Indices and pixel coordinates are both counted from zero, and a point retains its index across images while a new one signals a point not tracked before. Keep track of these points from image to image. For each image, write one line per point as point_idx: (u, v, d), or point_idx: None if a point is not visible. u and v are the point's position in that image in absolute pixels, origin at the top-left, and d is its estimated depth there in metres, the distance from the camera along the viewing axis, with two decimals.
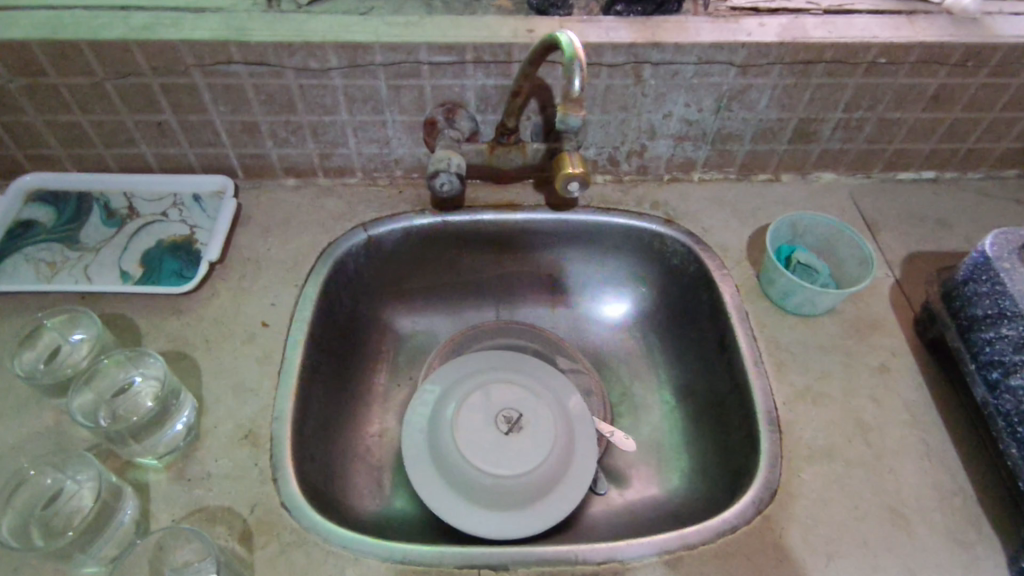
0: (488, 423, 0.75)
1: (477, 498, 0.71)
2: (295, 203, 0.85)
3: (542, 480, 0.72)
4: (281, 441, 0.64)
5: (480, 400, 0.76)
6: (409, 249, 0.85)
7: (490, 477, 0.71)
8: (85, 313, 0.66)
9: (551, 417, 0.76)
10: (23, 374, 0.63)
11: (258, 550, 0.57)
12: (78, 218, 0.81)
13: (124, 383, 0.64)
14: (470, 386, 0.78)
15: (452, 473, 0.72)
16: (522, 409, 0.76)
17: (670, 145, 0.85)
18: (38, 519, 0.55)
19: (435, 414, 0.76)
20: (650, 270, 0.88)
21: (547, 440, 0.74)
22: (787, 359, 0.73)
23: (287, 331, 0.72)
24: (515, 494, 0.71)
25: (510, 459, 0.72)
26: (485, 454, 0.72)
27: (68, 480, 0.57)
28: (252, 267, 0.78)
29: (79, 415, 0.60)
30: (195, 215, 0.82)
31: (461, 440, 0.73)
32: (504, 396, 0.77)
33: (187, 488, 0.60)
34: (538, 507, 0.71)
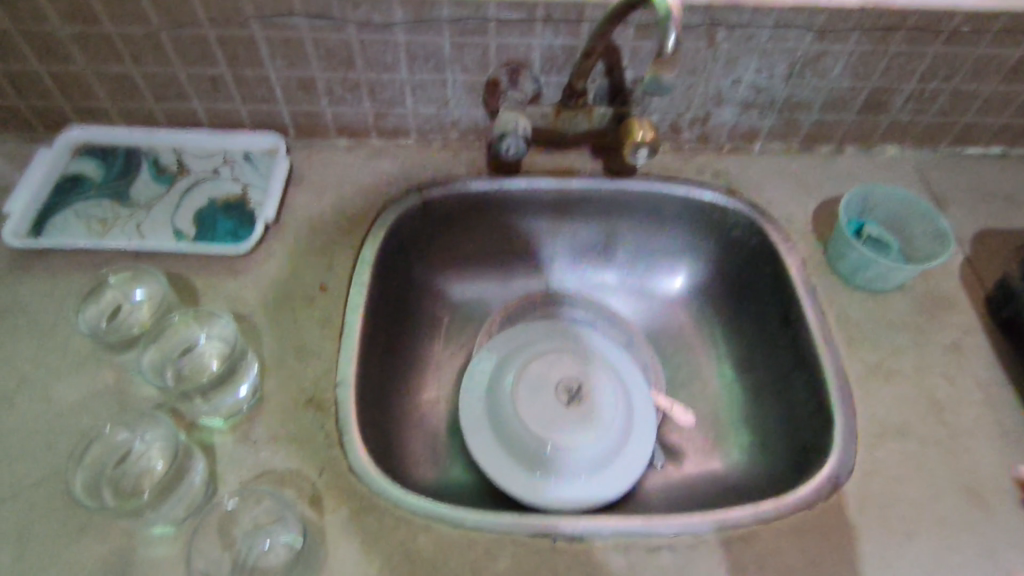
0: (547, 394, 0.74)
1: (534, 468, 0.70)
2: (346, 164, 0.83)
3: (602, 453, 0.71)
4: (345, 405, 0.63)
5: (540, 369, 0.75)
6: (464, 215, 0.83)
7: (549, 447, 0.70)
8: (149, 270, 0.67)
9: (610, 389, 0.75)
10: (88, 331, 0.64)
11: (328, 514, 0.56)
12: (127, 175, 0.80)
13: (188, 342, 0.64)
14: (530, 355, 0.77)
15: (512, 443, 0.71)
16: (582, 380, 0.75)
17: (735, 112, 0.82)
18: (110, 479, 0.55)
19: (494, 384, 0.75)
20: (708, 243, 0.85)
21: (606, 413, 0.73)
22: (858, 335, 0.71)
23: (346, 295, 0.71)
24: (573, 466, 0.70)
25: (569, 430, 0.71)
26: (545, 424, 0.71)
27: (137, 440, 0.57)
28: (307, 228, 0.76)
29: (147, 372, 0.60)
30: (247, 173, 0.80)
31: (521, 410, 0.72)
32: (563, 366, 0.76)
33: (254, 450, 0.59)
34: (596, 479, 0.70)
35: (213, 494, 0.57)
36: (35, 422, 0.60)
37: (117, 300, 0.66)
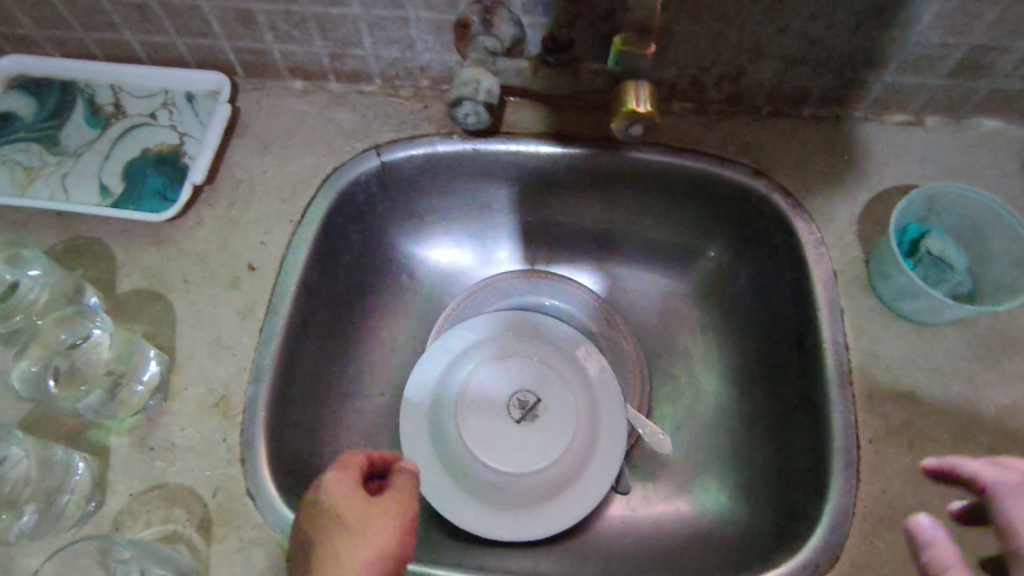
0: (499, 407, 0.65)
1: (474, 492, 0.62)
2: (299, 112, 0.71)
3: (554, 480, 0.62)
4: (253, 414, 0.56)
5: (495, 377, 0.66)
6: (431, 179, 0.70)
7: (492, 470, 0.62)
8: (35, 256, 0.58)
9: (574, 408, 0.65)
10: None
11: (216, 543, 0.51)
12: (59, 114, 0.70)
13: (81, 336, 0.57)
14: (487, 357, 0.67)
15: (451, 460, 0.63)
16: (541, 394, 0.65)
17: (779, 69, 0.64)
18: None
19: (440, 386, 0.66)
20: (722, 231, 0.70)
21: (564, 433, 0.63)
22: (887, 382, 0.56)
23: (275, 277, 0.62)
24: (518, 493, 0.61)
25: (518, 453, 0.62)
26: (491, 443, 0.63)
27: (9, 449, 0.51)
28: (244, 192, 0.66)
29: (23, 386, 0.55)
30: (186, 120, 0.69)
31: (466, 423, 0.64)
32: (522, 373, 0.66)
33: (148, 459, 0.54)
34: (544, 510, 0.61)
35: (98, 507, 0.52)
36: None
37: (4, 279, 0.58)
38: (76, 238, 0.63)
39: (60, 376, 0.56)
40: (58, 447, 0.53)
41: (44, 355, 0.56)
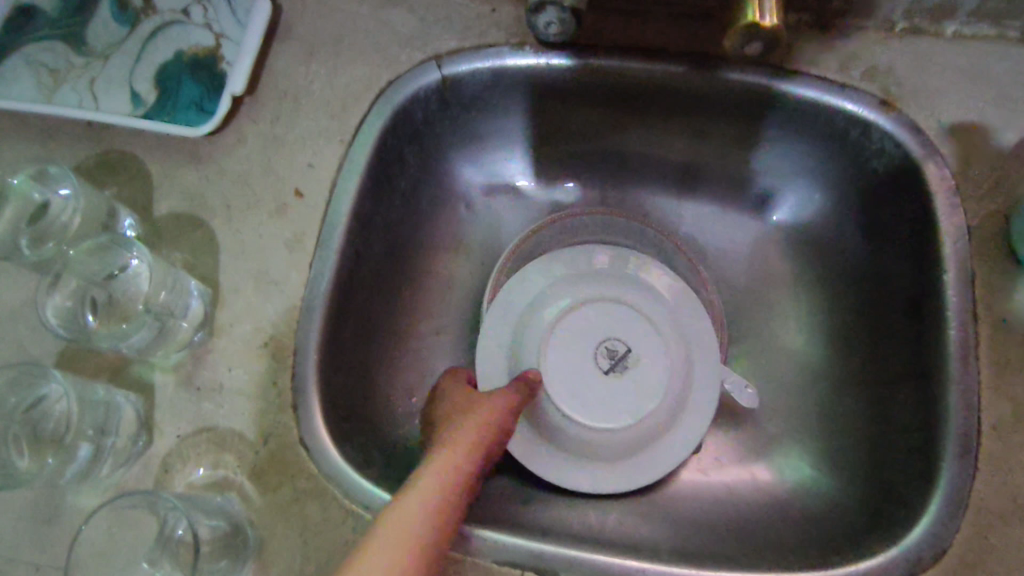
0: (585, 355, 0.57)
1: (553, 441, 0.57)
2: (348, 11, 0.61)
3: (641, 436, 0.56)
4: (304, 356, 0.51)
5: (579, 319, 0.58)
6: (499, 96, 0.61)
7: (576, 424, 0.56)
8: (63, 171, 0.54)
9: (667, 361, 0.57)
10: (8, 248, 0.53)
11: (270, 493, 0.48)
12: (84, 8, 0.62)
13: (113, 269, 0.52)
14: (570, 298, 0.59)
15: (533, 412, 0.57)
16: (632, 342, 0.58)
17: None
18: (21, 426, 0.48)
19: (521, 330, 0.60)
20: (837, 167, 0.60)
21: (653, 385, 0.56)
22: (1018, 360, 0.49)
23: (326, 205, 0.56)
24: (604, 448, 0.56)
25: (607, 408, 0.56)
26: (574, 396, 0.56)
27: (48, 389, 0.49)
28: (288, 105, 0.59)
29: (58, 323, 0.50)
30: (222, 18, 0.61)
31: (548, 371, 0.57)
32: (609, 318, 0.58)
33: (195, 399, 0.50)
34: (632, 464, 0.57)
35: (146, 446, 0.49)
36: None
37: (33, 198, 0.54)
38: (109, 152, 0.58)
39: (97, 309, 0.52)
40: (98, 387, 0.51)
41: (80, 286, 0.52)
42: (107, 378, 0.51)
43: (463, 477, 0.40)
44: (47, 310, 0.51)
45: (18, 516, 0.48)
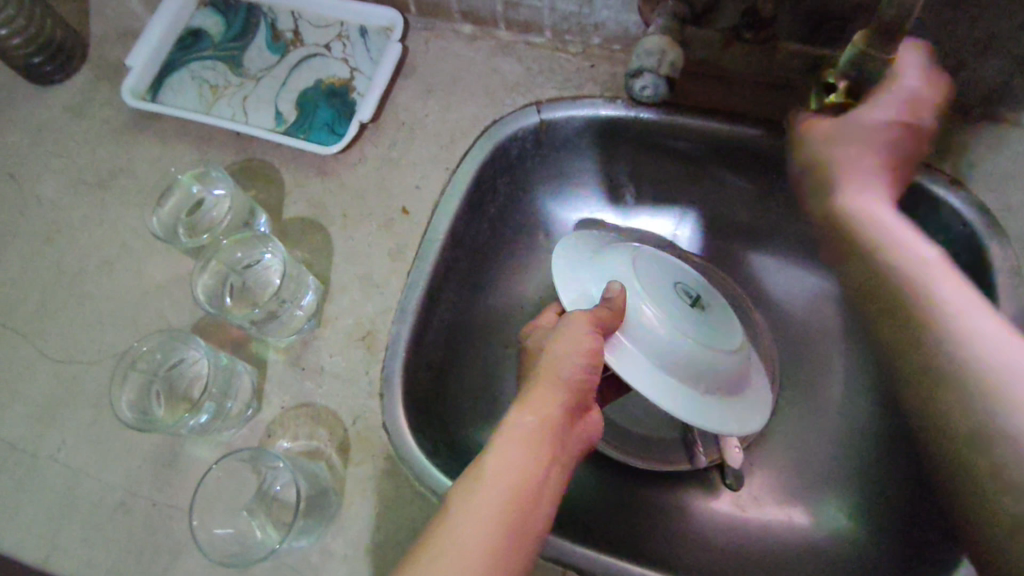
0: (671, 292, 0.58)
1: (671, 367, 0.55)
2: (464, 57, 0.70)
3: (739, 373, 0.57)
4: (395, 351, 0.58)
5: (651, 265, 0.60)
6: (588, 140, 0.68)
7: (688, 348, 0.55)
8: (218, 169, 0.64)
9: (732, 315, 0.61)
10: (162, 232, 0.62)
11: (353, 466, 0.55)
12: (245, 37, 0.74)
13: (249, 260, 0.61)
14: (636, 250, 0.61)
15: (641, 341, 0.55)
16: (699, 290, 0.61)
17: (1010, 68, 0.55)
18: (163, 381, 0.58)
19: (606, 271, 0.59)
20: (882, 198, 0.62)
21: (733, 326, 0.59)
22: None
23: (427, 224, 0.64)
24: (713, 378, 0.55)
25: (705, 334, 0.56)
26: (678, 322, 0.56)
27: (186, 355, 0.58)
28: (404, 134, 0.68)
29: (202, 297, 0.59)
30: (357, 55, 0.71)
31: (644, 300, 0.57)
32: (674, 266, 0.61)
33: (299, 377, 0.59)
34: (733, 403, 0.56)
35: (255, 413, 0.58)
36: (130, 295, 0.64)
37: (192, 193, 0.65)
38: (250, 160, 0.68)
39: (234, 292, 0.61)
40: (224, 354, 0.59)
41: (221, 269, 0.61)
42: (230, 350, 0.60)
43: (523, 457, 0.45)
44: (196, 288, 0.60)
45: (145, 457, 0.57)
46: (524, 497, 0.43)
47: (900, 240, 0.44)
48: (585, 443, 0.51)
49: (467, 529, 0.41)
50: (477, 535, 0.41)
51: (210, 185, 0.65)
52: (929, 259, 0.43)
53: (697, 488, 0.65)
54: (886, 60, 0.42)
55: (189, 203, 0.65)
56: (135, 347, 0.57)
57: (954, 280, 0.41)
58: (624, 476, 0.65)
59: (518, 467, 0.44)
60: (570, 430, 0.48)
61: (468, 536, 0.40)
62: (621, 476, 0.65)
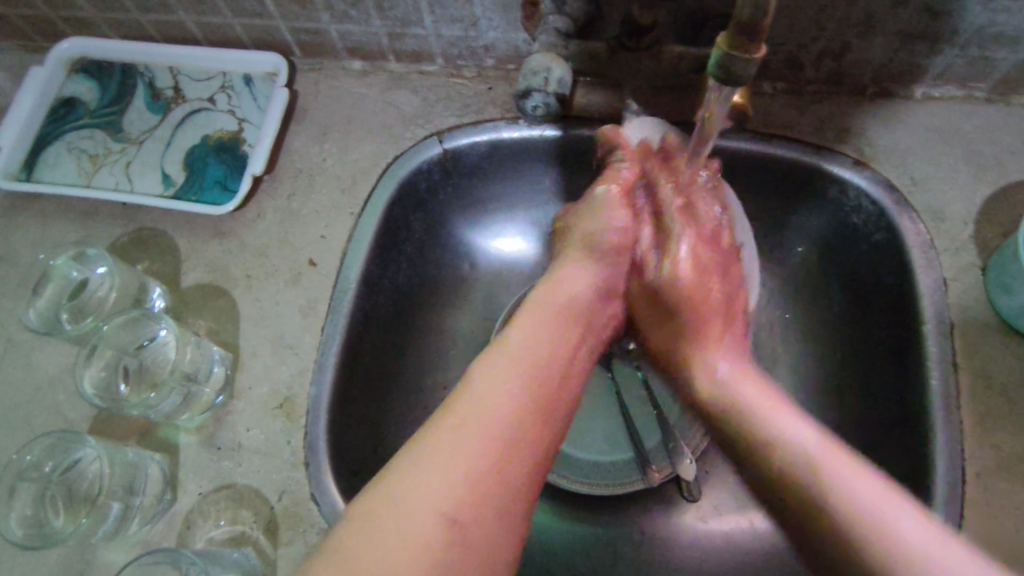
0: None
1: None
2: (357, 94, 0.68)
3: None
4: (315, 415, 0.54)
5: None
6: (496, 164, 0.66)
7: None
8: (94, 246, 0.59)
9: None
10: (41, 326, 0.58)
11: (283, 547, 0.51)
12: (122, 99, 0.69)
13: (143, 340, 0.57)
14: None
15: None
16: None
17: (893, 45, 0.56)
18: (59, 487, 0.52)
19: None
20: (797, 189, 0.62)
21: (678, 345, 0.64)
22: (1002, 409, 0.50)
23: (336, 274, 0.60)
24: None
25: None
26: None
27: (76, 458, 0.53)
28: (303, 182, 0.64)
29: (88, 390, 0.54)
30: (244, 105, 0.67)
31: None
32: None
33: (216, 458, 0.54)
34: None
35: (170, 504, 0.53)
36: (19, 394, 0.58)
37: (73, 276, 0.60)
38: (141, 230, 0.63)
39: (129, 378, 0.56)
40: (127, 447, 0.54)
41: (113, 355, 0.57)
42: (136, 440, 0.55)
43: (552, 331, 0.47)
44: (83, 381, 0.55)
45: (49, 574, 0.52)
46: (550, 364, 0.45)
47: (783, 419, 0.41)
48: (612, 321, 0.54)
49: (488, 391, 0.41)
50: (504, 395, 0.41)
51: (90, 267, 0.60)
52: (814, 445, 0.38)
53: (655, 504, 0.62)
54: (755, 63, 0.35)
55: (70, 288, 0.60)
56: (19, 458, 0.52)
57: (852, 464, 0.37)
58: (581, 505, 0.62)
59: (542, 340, 0.46)
60: (596, 309, 0.52)
61: (487, 405, 0.40)
62: (579, 504, 0.62)
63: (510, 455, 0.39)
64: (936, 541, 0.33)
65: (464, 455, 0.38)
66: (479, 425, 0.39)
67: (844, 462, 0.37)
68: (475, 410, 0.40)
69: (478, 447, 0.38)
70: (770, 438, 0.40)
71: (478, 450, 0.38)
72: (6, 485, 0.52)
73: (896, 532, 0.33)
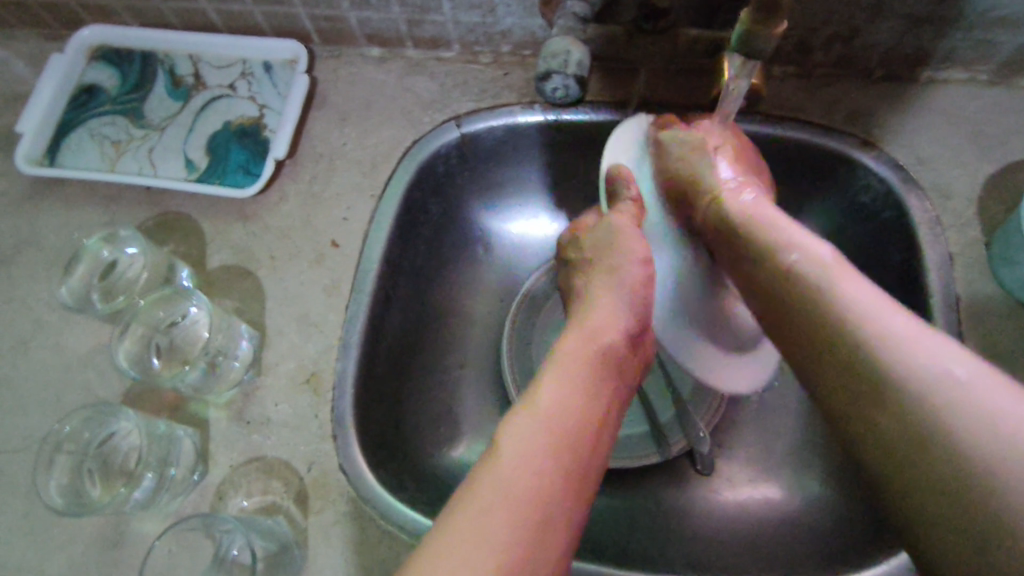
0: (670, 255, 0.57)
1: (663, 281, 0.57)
2: (376, 81, 0.69)
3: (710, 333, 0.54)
4: (342, 390, 0.56)
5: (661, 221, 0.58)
6: (512, 148, 0.67)
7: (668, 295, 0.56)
8: (125, 226, 0.60)
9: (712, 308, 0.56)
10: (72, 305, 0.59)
11: (314, 515, 0.53)
12: (143, 86, 0.70)
13: (175, 317, 0.59)
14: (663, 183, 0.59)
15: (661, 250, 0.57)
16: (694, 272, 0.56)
17: (900, 29, 0.57)
18: (94, 460, 0.54)
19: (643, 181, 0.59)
20: (806, 170, 0.63)
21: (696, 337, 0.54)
22: (1006, 376, 0.53)
23: (360, 254, 0.62)
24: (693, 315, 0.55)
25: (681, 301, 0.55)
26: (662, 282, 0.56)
27: (111, 431, 0.54)
28: (324, 166, 0.66)
29: (123, 364, 0.56)
30: (264, 91, 0.69)
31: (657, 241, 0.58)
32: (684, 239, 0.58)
33: (246, 432, 0.56)
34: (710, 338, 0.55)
35: (203, 476, 0.54)
36: (50, 372, 0.59)
37: (103, 257, 0.61)
38: (165, 213, 0.65)
39: (161, 354, 0.58)
40: (159, 421, 0.55)
41: (144, 332, 0.58)
42: (167, 415, 0.57)
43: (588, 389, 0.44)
44: (117, 357, 0.56)
45: (85, 544, 0.53)
46: (588, 422, 0.42)
47: (804, 241, 0.44)
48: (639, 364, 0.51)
49: (531, 458, 0.38)
50: (548, 460, 0.39)
51: (119, 247, 0.61)
52: (827, 258, 0.42)
53: (669, 477, 0.64)
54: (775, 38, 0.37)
55: (99, 268, 0.61)
56: (57, 428, 0.53)
57: (858, 279, 0.41)
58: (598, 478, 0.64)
59: (579, 399, 0.43)
60: (627, 357, 0.48)
61: (515, 484, 0.37)
62: None
63: (547, 536, 0.36)
64: (943, 351, 0.35)
65: (511, 530, 0.35)
66: (521, 500, 0.36)
67: (852, 280, 0.41)
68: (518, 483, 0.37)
69: (507, 536, 0.35)
70: (787, 258, 0.44)
71: (515, 530, 0.35)
72: (42, 458, 0.53)
73: (891, 336, 0.37)
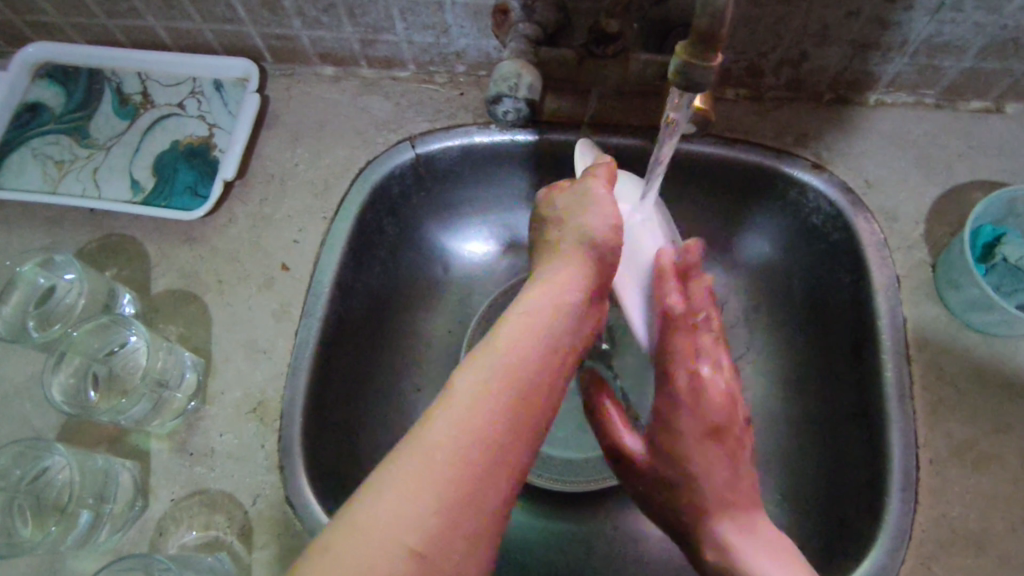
0: None
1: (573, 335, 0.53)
2: (329, 100, 0.68)
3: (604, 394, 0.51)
4: (288, 419, 0.54)
5: None
6: (468, 168, 0.67)
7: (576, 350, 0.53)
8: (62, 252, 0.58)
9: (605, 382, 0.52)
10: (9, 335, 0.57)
11: (258, 550, 0.51)
12: (89, 104, 0.68)
13: (115, 346, 0.57)
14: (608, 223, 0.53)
15: None
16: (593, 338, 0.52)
17: (848, 53, 0.58)
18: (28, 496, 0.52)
19: None
20: (764, 191, 0.63)
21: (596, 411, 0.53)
22: (952, 398, 0.53)
23: (309, 279, 0.60)
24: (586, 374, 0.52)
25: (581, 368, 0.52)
26: None
27: (44, 468, 0.52)
28: (276, 187, 0.65)
29: (58, 397, 0.54)
30: (214, 109, 0.67)
31: None
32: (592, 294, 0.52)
33: (188, 463, 0.54)
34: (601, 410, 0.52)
35: (143, 511, 0.52)
36: None
37: (40, 284, 0.59)
38: (109, 236, 0.63)
39: (99, 385, 0.56)
40: (97, 455, 0.54)
41: (82, 362, 0.56)
42: (107, 447, 0.55)
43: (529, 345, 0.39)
44: (51, 389, 0.54)
45: None
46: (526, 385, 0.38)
47: None
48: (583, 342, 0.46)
49: (452, 422, 0.35)
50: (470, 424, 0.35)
51: (58, 273, 0.59)
52: None
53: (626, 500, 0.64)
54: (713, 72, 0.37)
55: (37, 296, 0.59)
56: None
57: None
58: (555, 503, 0.63)
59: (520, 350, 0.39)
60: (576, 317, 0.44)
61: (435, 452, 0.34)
62: (554, 502, 0.63)
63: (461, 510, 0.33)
64: None
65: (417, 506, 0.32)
66: (432, 467, 0.33)
67: None
68: (440, 446, 0.34)
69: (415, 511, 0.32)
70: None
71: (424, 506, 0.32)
72: None
73: None
